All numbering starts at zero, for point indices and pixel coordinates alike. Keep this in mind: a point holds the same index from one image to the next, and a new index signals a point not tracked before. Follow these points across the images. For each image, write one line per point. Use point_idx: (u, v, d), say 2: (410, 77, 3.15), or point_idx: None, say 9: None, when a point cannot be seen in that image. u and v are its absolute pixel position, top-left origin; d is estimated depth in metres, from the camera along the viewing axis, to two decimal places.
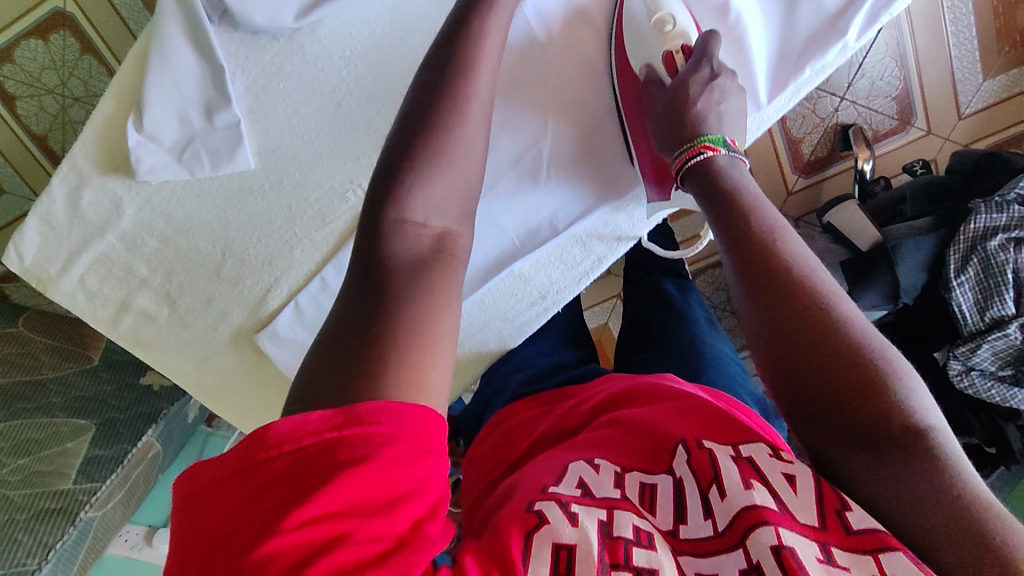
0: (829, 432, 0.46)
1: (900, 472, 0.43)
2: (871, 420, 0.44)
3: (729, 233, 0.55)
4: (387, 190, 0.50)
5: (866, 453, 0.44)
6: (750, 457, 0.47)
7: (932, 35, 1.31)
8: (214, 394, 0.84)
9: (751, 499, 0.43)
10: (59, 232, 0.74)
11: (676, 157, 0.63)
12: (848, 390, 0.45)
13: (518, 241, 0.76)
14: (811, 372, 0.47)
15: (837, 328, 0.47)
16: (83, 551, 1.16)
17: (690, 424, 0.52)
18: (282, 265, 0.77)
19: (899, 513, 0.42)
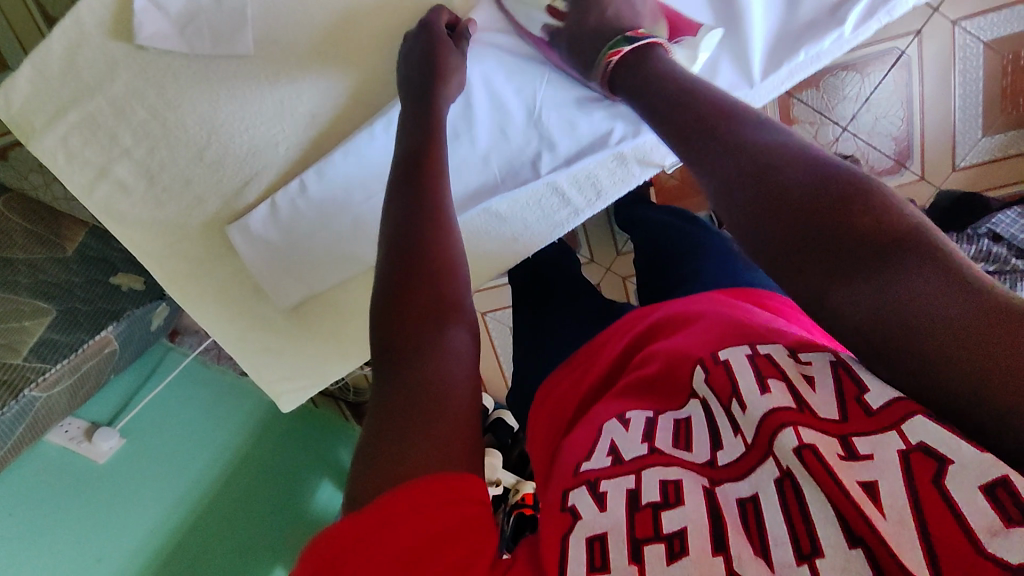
0: (816, 281, 0.42)
1: (892, 285, 0.39)
2: (853, 242, 0.41)
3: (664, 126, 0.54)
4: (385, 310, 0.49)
5: (856, 281, 0.40)
6: (768, 354, 0.45)
7: (939, 80, 1.33)
8: (176, 280, 0.84)
9: (768, 405, 0.41)
10: (51, 85, 0.75)
11: (595, 65, 0.62)
12: (828, 221, 0.43)
13: (498, 177, 0.78)
14: (777, 218, 0.45)
15: (779, 169, 0.46)
16: (20, 430, 1.15)
17: (712, 337, 0.50)
18: (265, 158, 0.78)
19: (902, 325, 0.38)
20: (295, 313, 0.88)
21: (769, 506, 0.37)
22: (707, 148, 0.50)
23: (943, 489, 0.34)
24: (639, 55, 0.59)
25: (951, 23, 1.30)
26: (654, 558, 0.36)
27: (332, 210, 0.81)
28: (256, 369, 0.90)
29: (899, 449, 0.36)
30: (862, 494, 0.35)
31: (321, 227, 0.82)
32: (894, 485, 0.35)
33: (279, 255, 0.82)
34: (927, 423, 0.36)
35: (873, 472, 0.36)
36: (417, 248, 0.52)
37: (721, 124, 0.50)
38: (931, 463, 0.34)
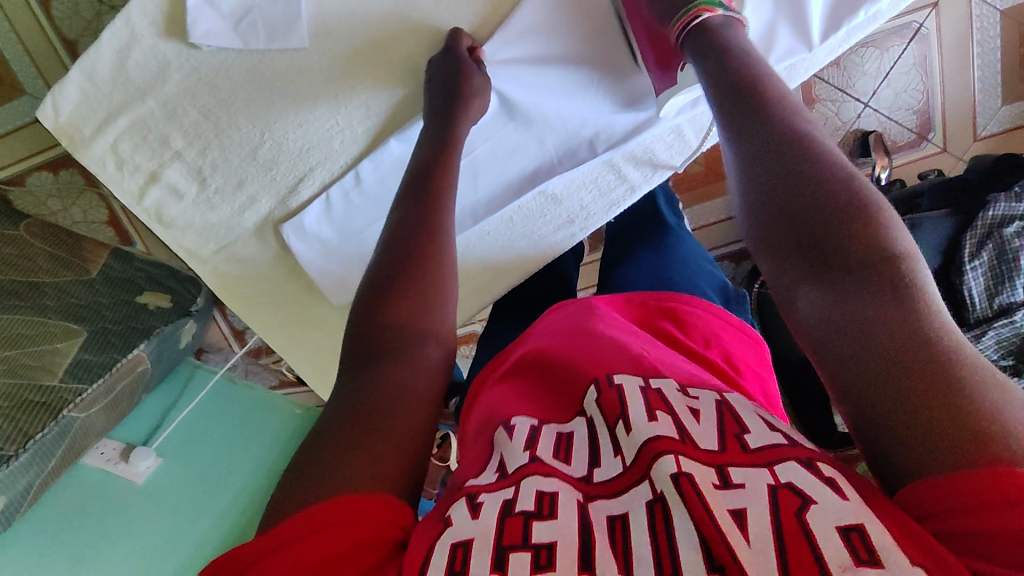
0: (799, 277, 0.45)
1: (871, 302, 0.41)
2: (846, 253, 0.43)
3: (713, 82, 0.54)
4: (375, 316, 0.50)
5: (829, 292, 0.43)
6: (659, 389, 0.47)
7: (956, 53, 1.33)
8: (226, 283, 0.84)
9: (652, 432, 0.42)
10: (100, 88, 0.73)
11: (676, 23, 0.59)
12: (826, 227, 0.44)
13: (555, 158, 0.79)
14: (790, 203, 0.46)
15: (816, 162, 0.46)
16: (59, 453, 1.11)
17: (625, 355, 0.51)
18: (318, 154, 0.78)
19: (861, 347, 0.40)
20: (353, 309, 0.87)
21: (636, 524, 0.38)
22: (742, 115, 0.51)
23: (806, 527, 0.34)
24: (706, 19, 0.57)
25: None
26: (519, 568, 0.36)
27: (384, 205, 0.81)
28: (309, 367, 0.90)
29: (769, 484, 0.37)
30: (729, 518, 0.36)
31: (374, 221, 0.82)
32: (760, 515, 0.36)
33: (335, 254, 0.82)
34: (800, 472, 0.38)
35: (744, 501, 0.37)
36: (419, 260, 0.53)
37: (763, 98, 0.51)
38: (796, 499, 0.36)
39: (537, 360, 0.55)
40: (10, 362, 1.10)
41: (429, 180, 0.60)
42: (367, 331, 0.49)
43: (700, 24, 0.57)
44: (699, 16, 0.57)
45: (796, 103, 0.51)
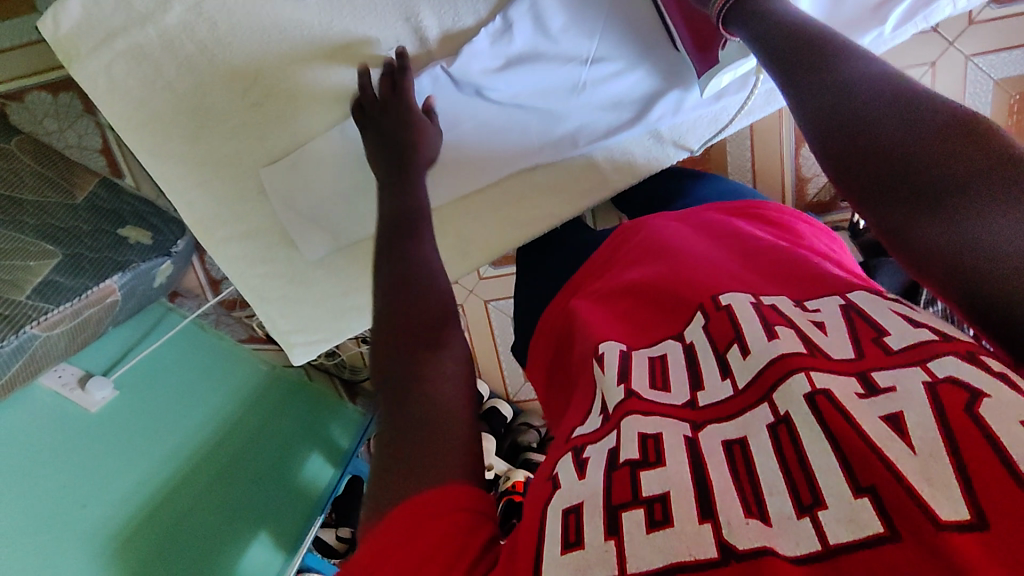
0: (892, 212, 0.47)
1: (959, 207, 0.43)
2: (928, 174, 0.45)
3: (774, 58, 0.58)
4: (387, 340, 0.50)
5: (932, 218, 0.44)
6: (773, 304, 0.45)
7: None
8: (201, 223, 0.84)
9: (777, 351, 0.40)
10: (102, 10, 0.75)
11: (713, 5, 0.65)
12: (906, 155, 0.47)
13: (538, 144, 0.81)
14: (870, 146, 0.49)
15: (892, 102, 0.48)
16: (16, 367, 1.09)
17: (710, 272, 0.52)
18: (308, 104, 0.79)
19: (975, 259, 0.42)
20: (322, 264, 0.89)
21: (759, 448, 0.36)
22: (806, 78, 0.55)
23: (978, 417, 0.32)
24: (754, 1, 0.62)
25: (965, 57, 1.32)
26: (633, 525, 0.35)
27: (367, 165, 0.82)
28: (269, 317, 0.91)
29: (924, 382, 0.35)
30: (888, 431, 0.34)
31: (355, 181, 0.83)
32: (920, 417, 0.33)
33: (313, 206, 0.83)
34: (960, 364, 0.35)
35: (896, 404, 0.35)
36: (410, 277, 0.53)
37: (820, 58, 0.54)
38: (964, 393, 0.33)
39: (632, 287, 0.55)
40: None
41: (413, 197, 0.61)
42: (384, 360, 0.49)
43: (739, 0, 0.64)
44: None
45: (858, 49, 0.53)
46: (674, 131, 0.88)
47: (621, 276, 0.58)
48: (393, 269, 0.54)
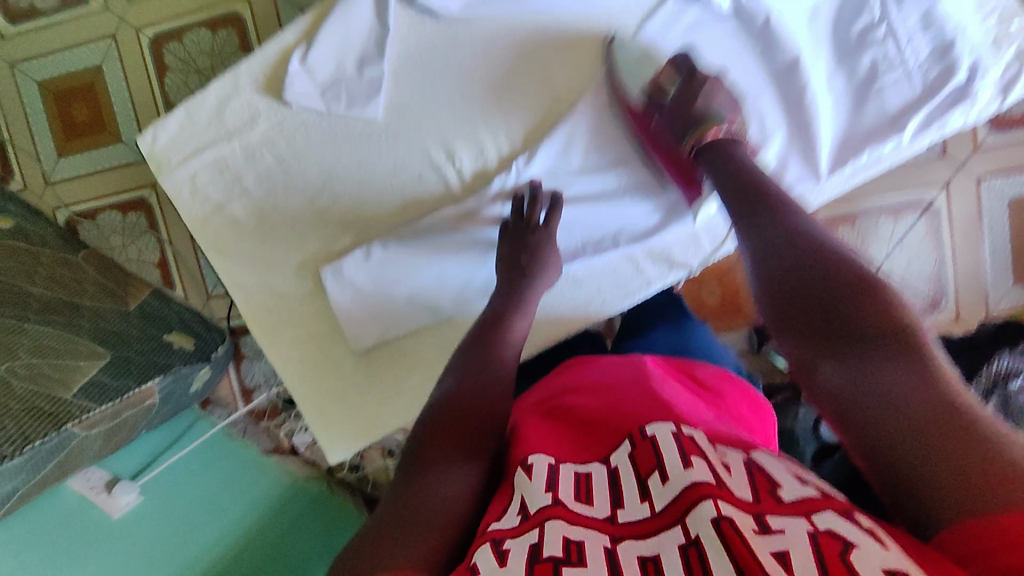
0: (813, 352, 0.52)
1: (873, 371, 0.47)
2: (852, 328, 0.50)
3: (735, 199, 0.66)
4: (428, 432, 0.54)
5: (843, 364, 0.49)
6: (692, 436, 0.47)
7: (968, 230, 1.40)
8: (257, 317, 0.89)
9: (690, 478, 0.41)
10: (195, 127, 0.85)
11: (687, 140, 0.73)
12: (840, 319, 0.51)
13: (581, 243, 0.86)
14: (811, 291, 0.54)
15: (833, 264, 0.55)
16: (50, 465, 1.06)
17: (638, 402, 0.54)
18: (368, 208, 0.86)
19: (878, 405, 0.45)
20: (366, 358, 0.90)
21: (671, 568, 0.38)
22: (754, 224, 0.63)
23: (848, 565, 0.34)
24: (721, 147, 0.70)
25: (976, 178, 1.38)
26: None
27: (417, 264, 0.85)
28: (309, 412, 0.91)
29: (808, 531, 0.37)
30: (774, 561, 0.35)
31: (407, 276, 0.85)
32: (804, 558, 0.35)
33: (366, 302, 0.86)
34: (838, 519, 0.38)
35: (783, 544, 0.37)
36: (474, 381, 0.59)
37: (769, 206, 0.63)
38: (839, 543, 0.36)
39: (567, 413, 0.57)
40: (33, 368, 1.09)
41: (490, 326, 0.66)
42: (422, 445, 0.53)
43: (710, 142, 0.71)
44: (704, 136, 0.71)
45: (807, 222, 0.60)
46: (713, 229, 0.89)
47: (560, 398, 0.60)
48: (464, 369, 0.60)
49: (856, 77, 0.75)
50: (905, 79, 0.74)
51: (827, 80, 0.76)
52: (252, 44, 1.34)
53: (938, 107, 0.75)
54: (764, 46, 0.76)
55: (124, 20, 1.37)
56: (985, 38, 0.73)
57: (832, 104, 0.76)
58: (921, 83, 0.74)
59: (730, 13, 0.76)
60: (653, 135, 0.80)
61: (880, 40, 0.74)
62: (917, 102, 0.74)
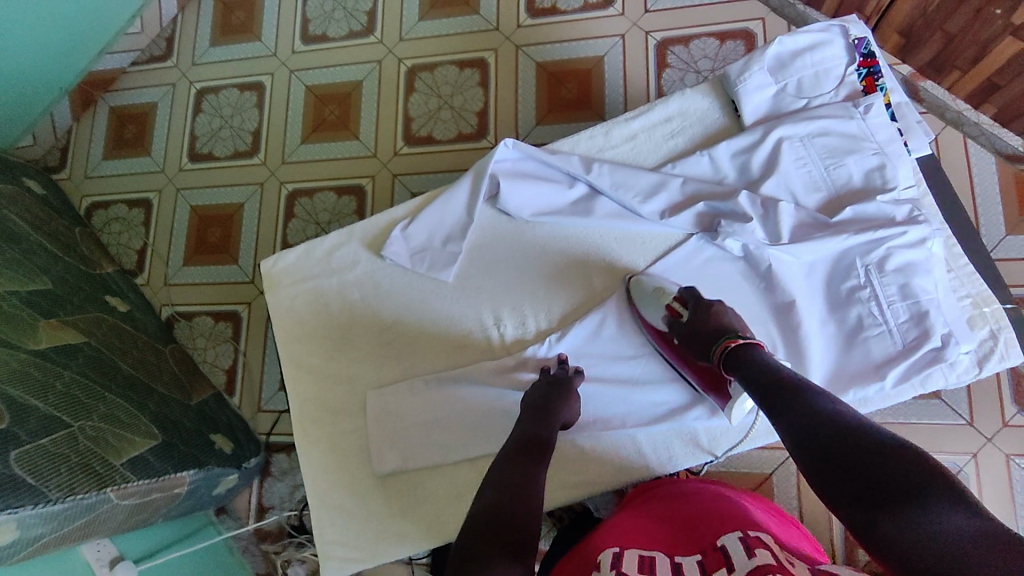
0: (858, 509, 0.59)
1: (914, 517, 0.54)
2: (885, 482, 0.58)
3: (756, 384, 0.75)
4: (477, 537, 0.62)
5: (889, 516, 0.56)
6: (755, 536, 0.62)
7: (1001, 509, 1.29)
8: (304, 424, 1.02)
9: (752, 561, 0.55)
10: (308, 261, 1.07)
11: (711, 353, 0.82)
12: (870, 476, 0.59)
13: (592, 419, 0.94)
14: (837, 456, 0.62)
15: (844, 431, 0.64)
16: (78, 524, 1.01)
17: (711, 522, 0.69)
18: (421, 351, 1.02)
19: (930, 547, 0.52)
20: (383, 482, 0.99)
21: None
22: (778, 404, 0.71)
23: None
24: (745, 350, 0.79)
25: (1004, 455, 1.31)
26: None
27: (448, 405, 0.98)
28: (319, 521, 0.99)
29: None
30: None
31: (437, 416, 0.98)
32: None
33: (399, 430, 0.98)
34: None
35: None
36: (517, 492, 0.68)
37: (790, 390, 0.71)
38: None
39: (646, 530, 0.72)
40: (98, 431, 1.13)
41: (527, 449, 0.76)
42: (471, 547, 0.61)
43: (733, 348, 0.80)
44: (728, 344, 0.80)
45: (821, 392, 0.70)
46: (709, 431, 0.96)
47: (639, 522, 0.75)
48: (502, 484, 0.69)
49: (845, 327, 0.88)
50: (888, 336, 0.86)
51: (819, 325, 0.89)
52: (366, 212, 1.65)
53: (917, 364, 0.85)
54: (767, 285, 0.91)
55: (274, 174, 1.73)
56: (961, 315, 0.86)
57: (821, 344, 0.88)
58: (902, 341, 0.85)
59: (741, 255, 0.92)
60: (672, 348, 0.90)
61: (866, 300, 0.87)
62: (897, 357, 0.85)
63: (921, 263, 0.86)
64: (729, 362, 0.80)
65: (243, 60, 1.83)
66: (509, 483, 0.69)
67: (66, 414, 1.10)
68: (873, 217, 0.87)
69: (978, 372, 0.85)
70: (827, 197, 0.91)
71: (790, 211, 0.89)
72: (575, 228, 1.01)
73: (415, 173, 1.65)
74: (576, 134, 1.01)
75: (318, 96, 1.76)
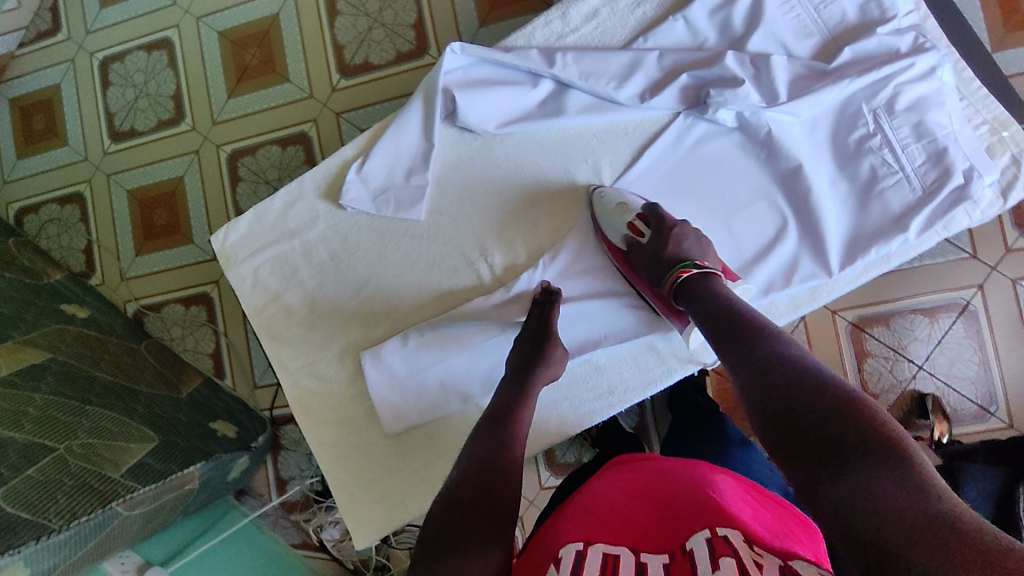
0: (804, 471, 0.51)
1: (866, 486, 0.46)
2: (840, 439, 0.50)
3: (711, 318, 0.68)
4: (447, 518, 0.59)
5: (838, 481, 0.48)
6: (726, 537, 0.49)
7: (1011, 333, 1.26)
8: (300, 398, 0.95)
9: None
10: (261, 228, 0.96)
11: (666, 277, 0.76)
12: (825, 434, 0.51)
13: (604, 332, 0.88)
14: (790, 406, 0.55)
15: (808, 378, 0.56)
16: (91, 546, 0.95)
17: (685, 506, 0.57)
18: (407, 299, 0.94)
19: (871, 522, 0.44)
20: (397, 440, 0.94)
21: None
22: (734, 345, 0.64)
23: None
24: (697, 280, 0.73)
25: (1009, 280, 1.27)
26: None
27: (452, 348, 0.89)
28: (340, 493, 0.94)
29: None
30: None
31: (440, 363, 0.90)
32: None
33: (400, 385, 0.91)
34: None
35: None
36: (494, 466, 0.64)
37: (748, 330, 0.64)
38: None
39: (612, 511, 0.60)
40: (88, 448, 1.04)
41: (507, 415, 0.71)
42: (446, 527, 0.58)
43: (685, 278, 0.74)
44: (681, 274, 0.74)
45: (781, 335, 0.63)
46: None
47: (608, 497, 0.64)
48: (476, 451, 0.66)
49: (858, 182, 0.81)
50: (906, 183, 0.79)
51: (830, 186, 0.82)
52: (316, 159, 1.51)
53: (941, 207, 0.79)
54: (770, 153, 0.84)
55: (208, 138, 1.57)
56: (979, 145, 0.79)
57: (835, 207, 0.82)
58: (921, 186, 0.79)
59: (734, 126, 0.84)
60: (632, 270, 0.84)
61: (877, 149, 0.80)
62: (919, 203, 0.79)
63: (932, 96, 0.79)
64: (679, 293, 0.74)
65: (142, 16, 1.62)
66: (482, 455, 0.65)
67: (48, 438, 1.00)
68: (874, 54, 0.80)
69: (1003, 205, 0.79)
70: (820, 42, 0.83)
71: (782, 64, 0.80)
72: (550, 134, 0.91)
73: (359, 107, 1.49)
74: (529, 23, 0.89)
75: (233, 41, 1.57)
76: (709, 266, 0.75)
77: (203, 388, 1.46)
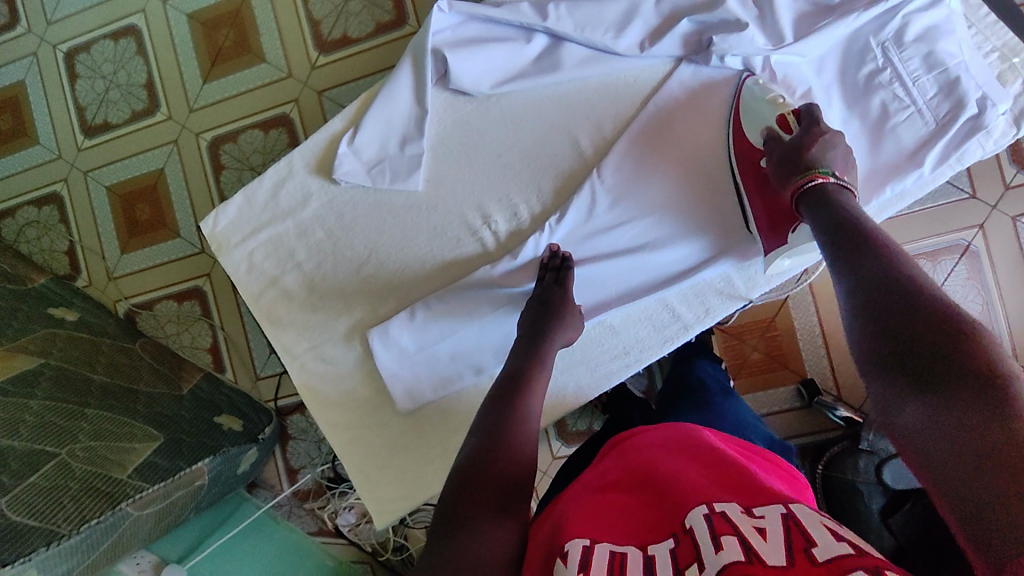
0: (909, 388, 0.50)
1: (968, 414, 0.45)
2: (949, 363, 0.48)
3: (827, 228, 0.66)
4: (461, 492, 0.57)
5: (940, 402, 0.47)
6: (723, 511, 0.47)
7: (1014, 272, 1.26)
8: (306, 383, 0.93)
9: (721, 561, 0.42)
10: (252, 210, 0.92)
11: (793, 179, 0.72)
12: (938, 355, 0.49)
13: (614, 295, 0.87)
14: (904, 320, 0.53)
15: (929, 298, 0.53)
16: (103, 549, 0.93)
17: (680, 473, 0.55)
18: (409, 274, 0.91)
19: (964, 449, 0.43)
20: (410, 419, 0.92)
21: None
22: (849, 256, 0.62)
23: None
24: (817, 189, 0.69)
25: (1010, 219, 1.26)
26: None
27: (461, 320, 0.87)
28: (355, 476, 0.92)
29: None
30: None
31: (448, 337, 0.88)
32: None
33: (409, 362, 0.89)
34: None
35: None
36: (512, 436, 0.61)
37: (870, 244, 0.61)
38: None
39: (604, 487, 0.58)
40: (92, 450, 1.01)
41: (521, 384, 0.69)
42: (455, 502, 0.56)
43: (814, 184, 0.70)
44: (814, 179, 0.70)
45: (901, 253, 0.59)
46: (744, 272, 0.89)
47: (599, 476, 0.62)
48: (488, 420, 0.64)
49: (870, 119, 0.80)
50: (919, 117, 0.79)
51: (842, 126, 0.81)
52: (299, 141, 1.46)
53: (954, 139, 0.78)
54: (779, 95, 0.83)
55: (185, 127, 1.52)
56: (990, 74, 0.78)
57: (847, 147, 0.81)
58: (934, 119, 0.78)
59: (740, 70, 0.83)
60: (758, 173, 0.80)
61: (888, 84, 0.79)
62: (933, 137, 0.78)
63: (941, 25, 0.78)
64: (800, 200, 0.71)
65: (106, 3, 1.55)
66: (494, 427, 0.62)
67: (49, 444, 0.96)
68: None
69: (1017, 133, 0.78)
70: None
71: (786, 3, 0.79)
72: (547, 93, 0.88)
73: (340, 84, 1.44)
74: None
75: (204, 23, 1.50)
76: (844, 181, 0.71)
77: (203, 382, 1.44)
